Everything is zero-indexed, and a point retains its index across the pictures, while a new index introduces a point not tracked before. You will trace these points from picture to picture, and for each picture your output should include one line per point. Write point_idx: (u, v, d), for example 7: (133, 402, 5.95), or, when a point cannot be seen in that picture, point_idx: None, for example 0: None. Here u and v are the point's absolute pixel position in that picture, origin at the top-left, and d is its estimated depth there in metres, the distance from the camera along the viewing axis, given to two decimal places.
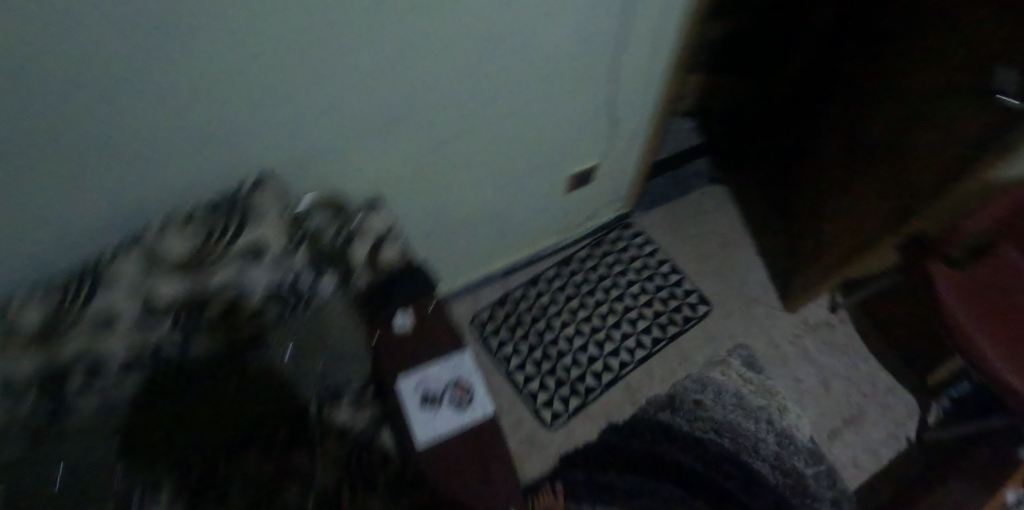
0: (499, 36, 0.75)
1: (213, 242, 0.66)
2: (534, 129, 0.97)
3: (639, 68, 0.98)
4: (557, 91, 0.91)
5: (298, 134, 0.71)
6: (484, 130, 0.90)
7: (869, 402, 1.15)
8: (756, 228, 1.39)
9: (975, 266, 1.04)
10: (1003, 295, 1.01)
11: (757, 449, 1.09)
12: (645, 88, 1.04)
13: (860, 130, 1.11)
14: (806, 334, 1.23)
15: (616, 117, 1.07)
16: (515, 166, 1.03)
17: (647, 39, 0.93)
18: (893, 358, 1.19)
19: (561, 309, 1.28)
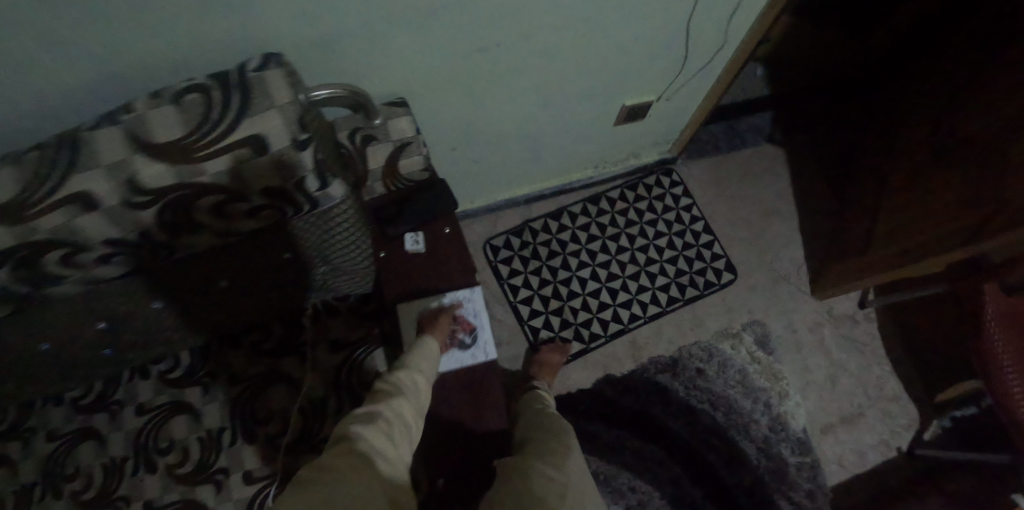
0: None
1: (204, 129, 0.54)
2: (597, 48, 0.81)
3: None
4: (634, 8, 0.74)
5: (320, 6, 0.57)
6: (540, 39, 0.75)
7: (871, 404, 1.12)
8: (806, 200, 1.27)
9: None
10: None
11: (748, 429, 1.08)
12: (738, 19, 0.86)
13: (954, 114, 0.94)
14: (827, 324, 1.17)
15: (693, 48, 0.90)
16: (565, 87, 0.89)
17: None
18: (910, 366, 1.14)
19: (580, 249, 1.20)
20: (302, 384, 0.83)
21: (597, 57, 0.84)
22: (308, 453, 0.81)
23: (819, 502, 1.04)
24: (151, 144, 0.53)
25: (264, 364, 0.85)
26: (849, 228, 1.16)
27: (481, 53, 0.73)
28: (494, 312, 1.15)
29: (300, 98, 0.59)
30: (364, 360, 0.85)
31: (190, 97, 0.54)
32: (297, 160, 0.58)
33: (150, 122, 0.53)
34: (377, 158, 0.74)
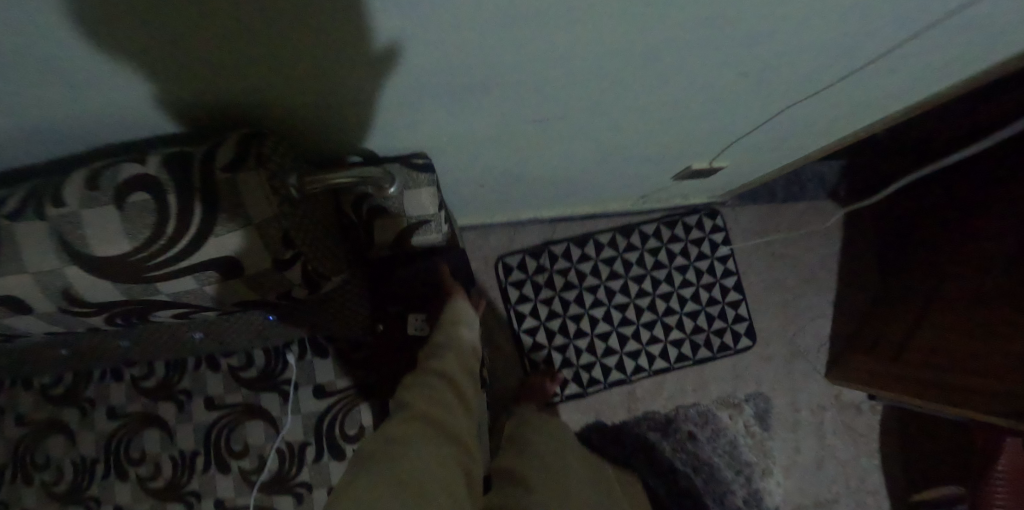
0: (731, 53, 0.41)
1: (157, 244, 0.42)
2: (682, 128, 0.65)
3: (877, 96, 0.63)
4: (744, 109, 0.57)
5: (343, 101, 0.41)
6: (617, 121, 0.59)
7: (848, 493, 1.13)
8: (851, 272, 1.17)
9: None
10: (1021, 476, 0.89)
11: (723, 498, 1.09)
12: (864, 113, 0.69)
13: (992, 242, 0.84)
14: (831, 408, 1.14)
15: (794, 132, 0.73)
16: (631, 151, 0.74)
17: (930, 69, 0.56)
18: (899, 464, 1.13)
19: (598, 285, 1.11)
20: (284, 425, 0.79)
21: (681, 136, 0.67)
22: (281, 496, 0.78)
23: None
24: (91, 257, 0.42)
25: (244, 395, 0.80)
26: (877, 318, 1.08)
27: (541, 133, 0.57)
28: (494, 338, 1.09)
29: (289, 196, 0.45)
30: (349, 411, 0.79)
31: (136, 196, 0.41)
32: (282, 277, 0.47)
33: (86, 226, 0.41)
34: (387, 230, 0.62)
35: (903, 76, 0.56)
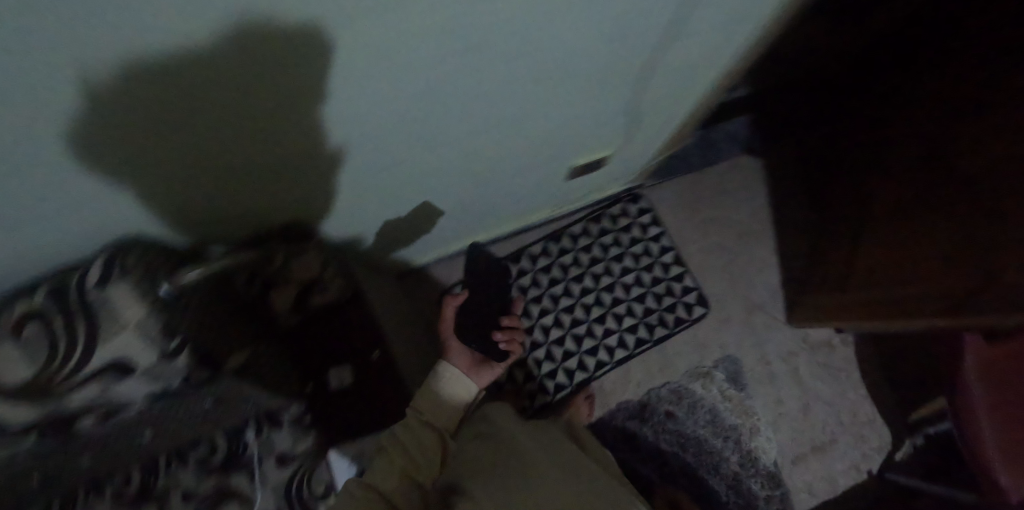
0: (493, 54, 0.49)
1: (56, 362, 0.49)
2: (533, 128, 0.71)
3: (694, 57, 0.71)
4: (566, 92, 0.65)
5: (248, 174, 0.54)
6: (455, 143, 0.66)
7: (843, 431, 1.12)
8: (783, 218, 1.19)
9: None
10: None
11: (717, 467, 1.09)
12: (696, 71, 0.76)
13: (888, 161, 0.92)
14: (802, 352, 1.14)
15: (650, 103, 0.80)
16: (504, 164, 0.80)
17: (714, 26, 0.64)
18: (883, 389, 1.13)
19: (542, 294, 1.13)
20: None
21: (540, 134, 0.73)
22: None
23: None
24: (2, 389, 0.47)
25: None
26: (822, 261, 1.10)
27: (394, 166, 0.65)
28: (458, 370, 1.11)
29: (160, 295, 0.55)
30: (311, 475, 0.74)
31: (28, 330, 0.49)
32: (174, 364, 0.55)
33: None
34: (284, 298, 0.69)
35: (697, 30, 0.63)
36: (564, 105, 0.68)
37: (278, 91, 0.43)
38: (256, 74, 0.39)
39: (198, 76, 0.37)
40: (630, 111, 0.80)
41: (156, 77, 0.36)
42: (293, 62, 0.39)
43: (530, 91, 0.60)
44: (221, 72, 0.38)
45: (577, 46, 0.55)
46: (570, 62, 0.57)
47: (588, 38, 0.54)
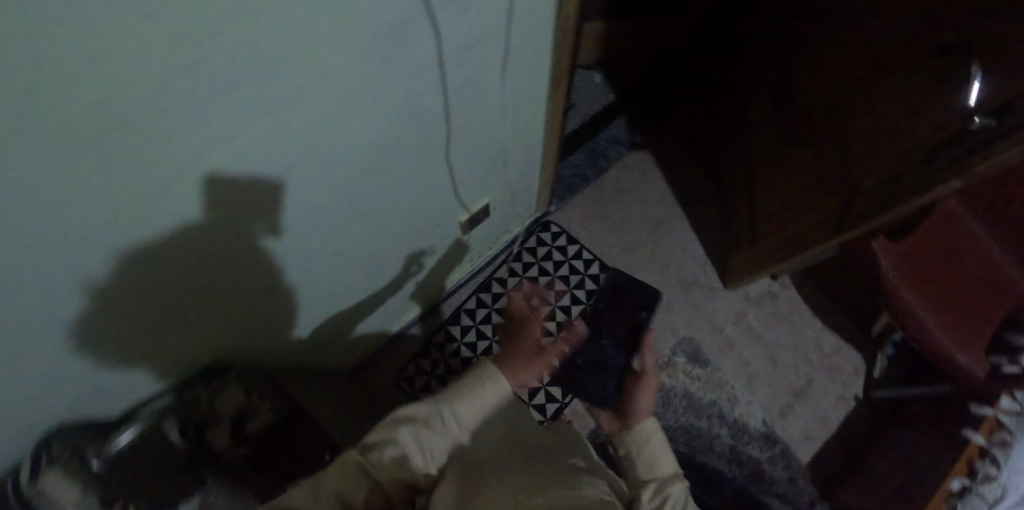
0: (304, 169, 0.54)
1: None
2: (407, 210, 0.77)
3: (521, 104, 0.78)
4: (422, 174, 0.73)
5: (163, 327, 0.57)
6: (330, 253, 0.71)
7: (817, 369, 1.14)
8: (687, 195, 1.26)
9: (965, 248, 0.94)
10: (965, 273, 0.93)
11: (712, 448, 1.09)
12: (532, 112, 0.82)
13: (782, 106, 0.99)
14: (748, 309, 1.18)
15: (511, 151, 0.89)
16: (397, 251, 0.85)
17: (520, 76, 0.71)
18: (834, 316, 1.17)
19: (490, 343, 1.14)
20: None
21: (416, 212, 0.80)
22: None
23: (801, 485, 1.06)
24: None
25: None
26: (737, 223, 1.15)
27: (301, 286, 0.71)
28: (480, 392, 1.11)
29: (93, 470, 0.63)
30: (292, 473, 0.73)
31: None
32: None
33: None
34: (222, 434, 0.76)
35: (515, 88, 0.73)
36: (421, 184, 0.75)
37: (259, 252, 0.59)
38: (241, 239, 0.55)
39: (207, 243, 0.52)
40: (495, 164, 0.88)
41: (176, 239, 0.48)
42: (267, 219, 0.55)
43: (375, 184, 0.66)
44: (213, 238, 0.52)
45: (381, 132, 0.58)
46: (408, 153, 0.65)
47: (413, 127, 0.62)
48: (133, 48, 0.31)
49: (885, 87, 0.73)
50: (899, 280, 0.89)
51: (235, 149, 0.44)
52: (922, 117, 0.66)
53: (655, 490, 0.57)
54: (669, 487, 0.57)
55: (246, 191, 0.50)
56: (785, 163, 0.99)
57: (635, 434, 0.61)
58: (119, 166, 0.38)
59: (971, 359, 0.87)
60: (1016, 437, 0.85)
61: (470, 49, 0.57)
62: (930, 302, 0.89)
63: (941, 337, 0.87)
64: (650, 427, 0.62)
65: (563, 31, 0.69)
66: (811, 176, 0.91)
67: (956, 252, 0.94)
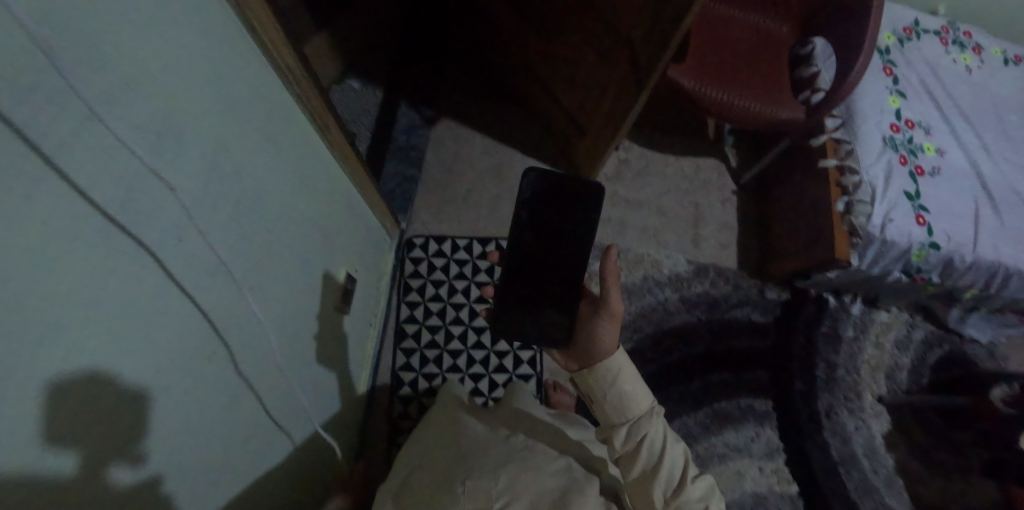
0: (157, 405, 0.43)
1: None
2: (279, 345, 0.67)
3: (298, 173, 0.68)
4: (260, 308, 0.61)
5: None
6: (233, 456, 0.57)
7: (694, 192, 1.23)
8: (503, 131, 1.24)
9: (730, 32, 1.04)
10: (740, 51, 1.02)
11: (671, 312, 1.15)
12: (315, 171, 0.73)
13: (531, 8, 0.98)
14: (617, 186, 1.23)
15: (330, 217, 0.81)
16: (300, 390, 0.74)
17: (274, 150, 0.61)
18: (677, 144, 1.26)
19: (443, 376, 1.06)
20: None
21: (287, 343, 0.69)
22: None
23: (745, 284, 1.17)
24: None
25: None
26: (558, 126, 1.17)
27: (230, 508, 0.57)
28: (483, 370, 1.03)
29: None
30: None
31: None
32: None
33: None
34: None
35: (284, 161, 0.64)
36: (269, 320, 0.63)
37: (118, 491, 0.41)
38: (86, 484, 0.38)
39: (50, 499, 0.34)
40: (323, 238, 0.79)
41: None
42: (107, 446, 0.39)
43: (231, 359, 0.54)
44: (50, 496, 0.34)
45: (190, 312, 0.47)
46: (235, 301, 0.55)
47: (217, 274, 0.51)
48: None
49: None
50: (704, 88, 0.96)
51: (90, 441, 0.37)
52: None
53: (636, 423, 0.58)
54: (648, 425, 0.58)
55: (61, 415, 0.34)
56: (565, 55, 0.99)
57: (597, 380, 0.59)
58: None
59: (791, 111, 0.96)
60: (854, 140, 0.96)
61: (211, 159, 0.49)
62: (733, 88, 0.97)
63: (761, 110, 0.96)
64: (620, 363, 0.59)
65: (295, 81, 0.62)
66: (591, 55, 0.92)
67: (733, 41, 1.03)
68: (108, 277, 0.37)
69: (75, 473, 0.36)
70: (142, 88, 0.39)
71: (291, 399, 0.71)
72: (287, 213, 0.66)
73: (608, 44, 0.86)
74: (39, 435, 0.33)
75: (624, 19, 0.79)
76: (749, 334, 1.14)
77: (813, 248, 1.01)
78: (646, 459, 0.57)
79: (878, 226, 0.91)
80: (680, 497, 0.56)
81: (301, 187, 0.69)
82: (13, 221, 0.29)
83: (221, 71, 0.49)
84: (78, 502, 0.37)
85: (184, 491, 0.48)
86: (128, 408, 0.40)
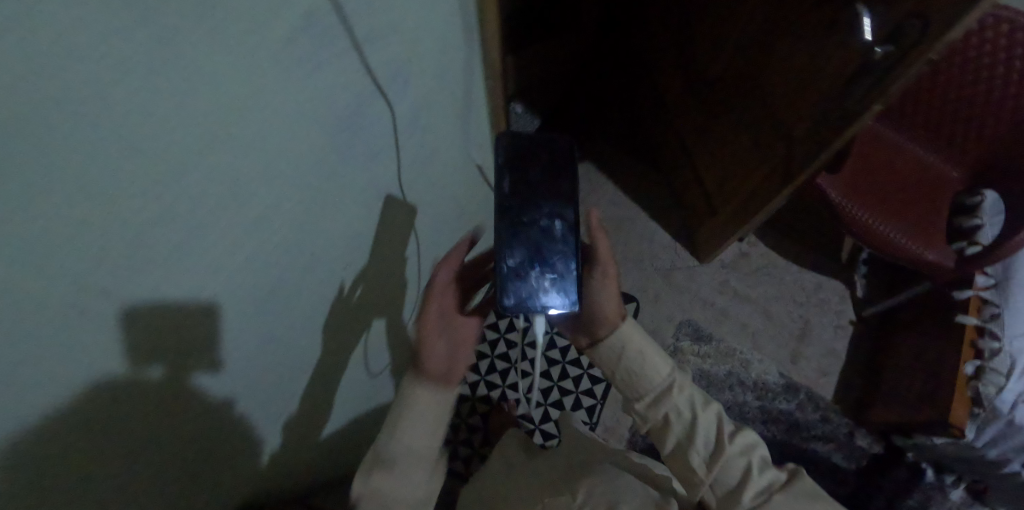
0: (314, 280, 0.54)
1: None
2: (389, 287, 0.75)
3: (467, 154, 0.79)
4: (396, 249, 0.71)
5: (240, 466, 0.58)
6: (322, 362, 0.67)
7: (808, 308, 1.19)
8: (635, 190, 1.31)
9: (891, 159, 1.03)
10: (897, 180, 1.01)
11: (744, 416, 1.10)
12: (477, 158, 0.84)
13: (701, 86, 1.05)
14: (727, 275, 1.23)
15: (469, 201, 0.90)
16: (382, 335, 0.82)
17: (460, 128, 0.72)
18: (804, 255, 1.24)
19: (503, 390, 1.15)
20: None
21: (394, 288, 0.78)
22: None
23: (835, 420, 1.10)
24: None
25: None
26: (690, 200, 1.21)
27: (300, 405, 0.67)
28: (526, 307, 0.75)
29: None
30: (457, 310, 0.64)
31: None
32: None
33: None
34: None
35: (463, 138, 0.75)
36: (394, 262, 0.73)
37: (194, 401, 0.44)
38: (169, 393, 0.40)
39: (140, 400, 0.37)
40: (461, 215, 0.88)
41: (172, 406, 0.41)
42: (195, 364, 0.41)
43: (359, 276, 0.64)
44: (143, 389, 0.37)
45: (356, 221, 0.57)
46: (384, 228, 0.65)
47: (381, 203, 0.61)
48: (169, 158, 0.31)
49: (783, 51, 0.81)
50: (849, 204, 0.96)
51: (270, 283, 0.47)
52: (838, 71, 0.72)
53: (651, 400, 0.59)
54: (663, 402, 0.57)
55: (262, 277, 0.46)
56: (720, 136, 1.04)
57: (605, 356, 0.61)
58: (110, 270, 0.29)
59: (934, 254, 0.93)
60: (1003, 305, 0.90)
61: (419, 108, 0.59)
62: (884, 217, 0.96)
63: (902, 243, 0.94)
64: (624, 339, 0.60)
65: (490, 77, 0.72)
66: (748, 141, 0.97)
67: (893, 169, 1.02)
68: (328, 170, 0.47)
69: (168, 375, 0.39)
70: (404, 43, 0.50)
71: (374, 337, 0.80)
72: (445, 183, 0.76)
73: (767, 133, 0.91)
74: (147, 338, 0.35)
75: (790, 115, 0.84)
76: (822, 472, 1.06)
77: (924, 406, 0.94)
78: (669, 434, 0.57)
79: (1009, 403, 0.85)
80: (715, 463, 0.54)
81: (463, 166, 0.79)
82: (295, 107, 0.40)
83: (455, 53, 0.60)
84: (128, 393, 0.35)
85: (296, 362, 0.58)
86: (301, 269, 0.50)
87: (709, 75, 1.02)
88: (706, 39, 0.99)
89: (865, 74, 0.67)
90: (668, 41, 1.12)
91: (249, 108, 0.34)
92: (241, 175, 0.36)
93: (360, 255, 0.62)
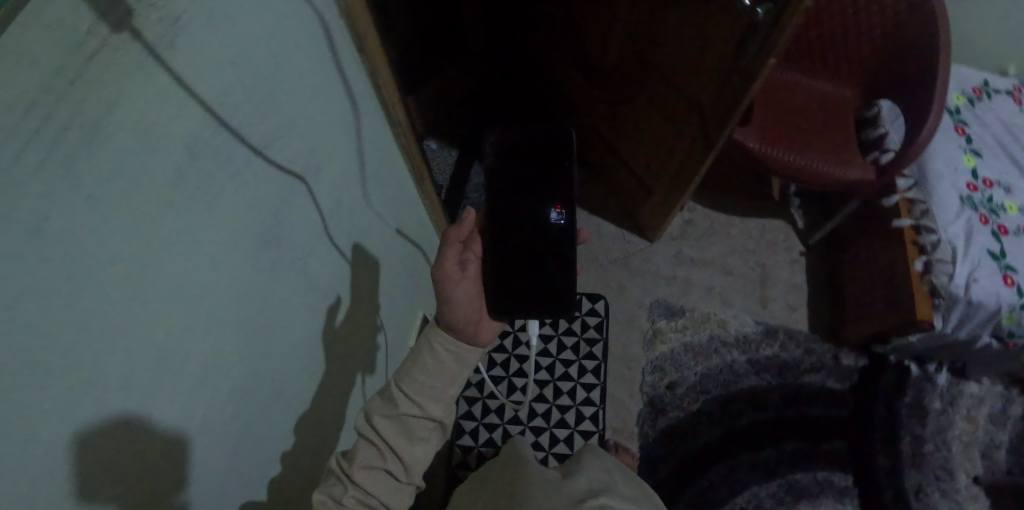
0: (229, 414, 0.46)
1: None
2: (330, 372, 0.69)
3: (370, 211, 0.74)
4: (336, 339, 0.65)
5: None
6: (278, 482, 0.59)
7: (761, 252, 1.23)
8: None
9: (792, 97, 1.07)
10: (802, 115, 1.05)
11: (738, 374, 1.12)
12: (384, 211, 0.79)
13: (600, 76, 1.05)
14: (679, 245, 1.24)
15: None
16: (345, 422, 0.76)
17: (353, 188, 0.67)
18: (742, 205, 1.27)
19: (505, 427, 1.08)
20: None
21: (341, 367, 0.73)
22: None
23: (818, 348, 1.13)
24: None
25: None
26: (622, 185, 1.21)
27: None
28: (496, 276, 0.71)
29: None
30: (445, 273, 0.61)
31: None
32: None
33: None
34: None
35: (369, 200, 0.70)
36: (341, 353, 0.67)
37: None
38: None
39: None
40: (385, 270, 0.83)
41: None
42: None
43: (288, 378, 0.58)
44: None
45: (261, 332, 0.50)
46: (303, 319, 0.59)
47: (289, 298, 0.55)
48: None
49: (667, 27, 0.81)
50: (770, 148, 0.98)
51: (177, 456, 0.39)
52: (726, 33, 0.72)
53: None
54: None
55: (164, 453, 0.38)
56: (633, 119, 1.04)
57: None
58: None
59: (857, 170, 0.97)
60: (928, 200, 0.97)
61: (313, 171, 0.56)
62: (803, 150, 0.99)
63: (826, 169, 0.97)
64: None
65: None
66: (661, 116, 0.97)
67: (797, 105, 1.06)
68: (215, 274, 0.42)
69: None
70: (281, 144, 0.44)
71: (338, 427, 0.74)
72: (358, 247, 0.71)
73: (676, 104, 0.91)
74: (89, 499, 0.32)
75: (693, 82, 0.84)
76: (823, 401, 1.09)
77: (892, 311, 0.99)
78: None
79: (962, 285, 0.90)
80: None
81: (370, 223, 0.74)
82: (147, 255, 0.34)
83: None
84: None
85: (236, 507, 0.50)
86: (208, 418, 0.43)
87: (604, 63, 1.01)
88: (591, 30, 0.99)
89: (753, 31, 0.68)
90: (555, 41, 1.12)
91: (79, 258, 0.28)
92: (98, 305, 0.30)
93: (284, 355, 0.56)
